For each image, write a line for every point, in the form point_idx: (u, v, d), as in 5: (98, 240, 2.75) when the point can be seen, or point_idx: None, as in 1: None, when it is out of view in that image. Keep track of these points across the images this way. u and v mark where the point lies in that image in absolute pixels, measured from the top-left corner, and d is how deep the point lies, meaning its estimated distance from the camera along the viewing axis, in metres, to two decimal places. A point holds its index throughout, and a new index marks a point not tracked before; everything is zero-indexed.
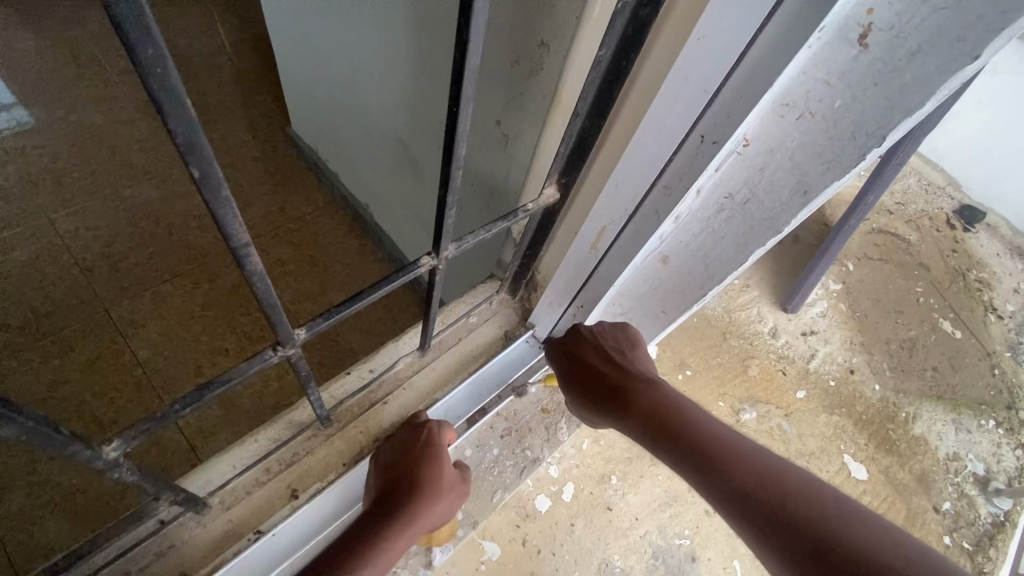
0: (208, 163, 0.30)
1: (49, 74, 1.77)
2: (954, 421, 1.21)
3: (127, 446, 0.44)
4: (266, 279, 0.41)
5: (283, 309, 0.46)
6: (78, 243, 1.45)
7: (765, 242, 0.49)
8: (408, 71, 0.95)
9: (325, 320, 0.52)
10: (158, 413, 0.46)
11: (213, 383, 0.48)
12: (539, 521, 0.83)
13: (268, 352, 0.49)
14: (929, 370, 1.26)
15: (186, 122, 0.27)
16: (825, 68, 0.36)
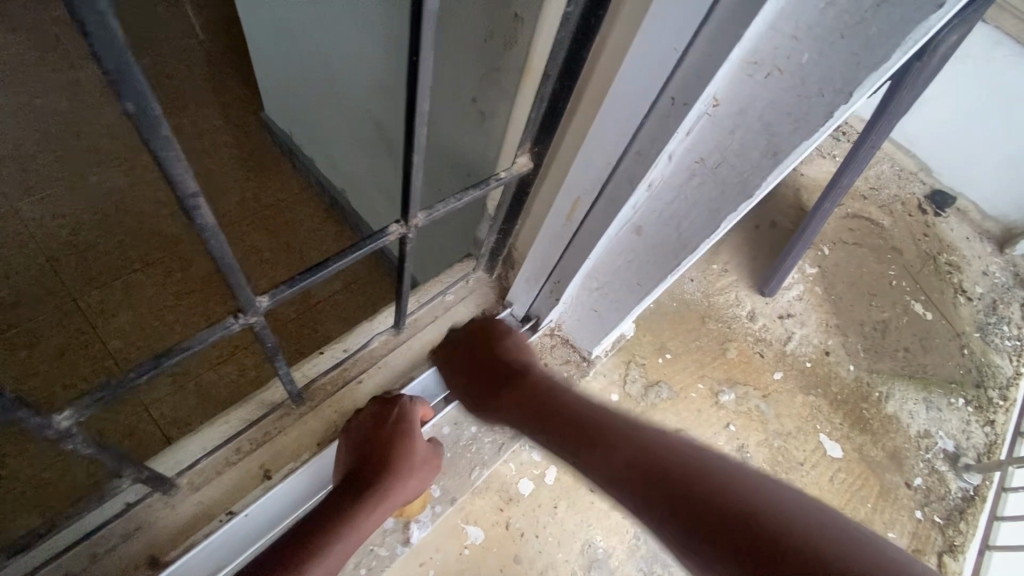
0: (144, 98, 0.29)
1: (9, 56, 1.69)
2: (925, 400, 1.24)
3: (80, 416, 0.44)
4: (219, 234, 0.41)
5: (239, 271, 0.45)
6: (42, 231, 1.40)
7: (737, 207, 0.49)
8: (382, 48, 0.93)
9: (288, 288, 0.52)
10: (117, 381, 0.45)
11: (172, 352, 0.48)
12: (522, 505, 0.82)
13: (230, 320, 0.49)
14: (901, 350, 1.29)
15: (118, 51, 0.27)
16: (793, 22, 0.36)
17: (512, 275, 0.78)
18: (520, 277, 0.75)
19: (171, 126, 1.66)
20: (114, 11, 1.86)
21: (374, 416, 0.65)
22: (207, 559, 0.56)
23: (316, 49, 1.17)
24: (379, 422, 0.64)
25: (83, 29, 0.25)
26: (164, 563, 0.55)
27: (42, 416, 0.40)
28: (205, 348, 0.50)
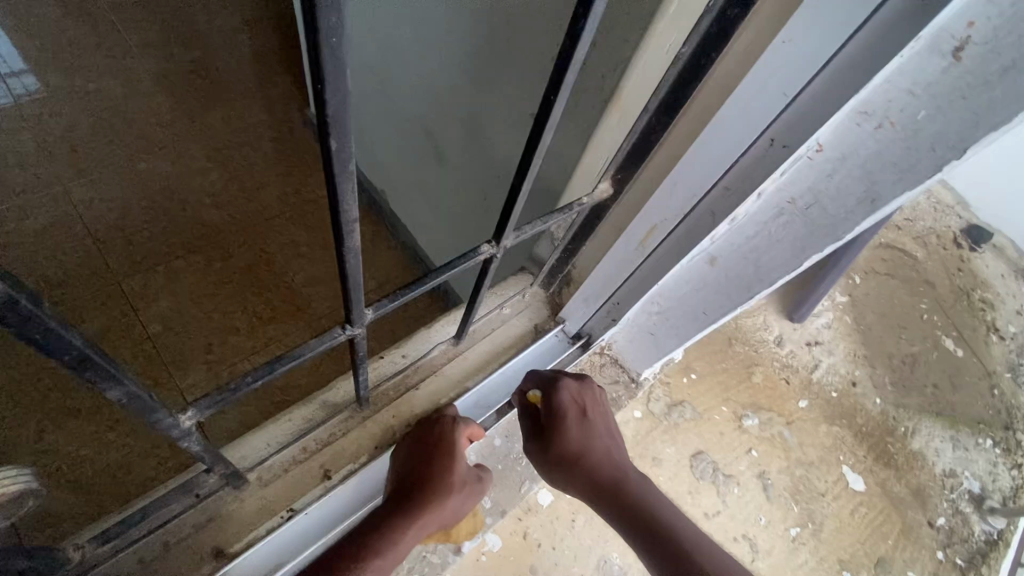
0: (345, 136, 0.30)
1: (69, 42, 1.75)
2: (952, 438, 1.22)
3: (201, 415, 0.45)
4: (357, 256, 0.41)
5: (362, 289, 0.45)
6: (91, 214, 1.44)
7: (823, 248, 0.49)
8: (443, 60, 0.95)
9: (391, 302, 0.52)
10: (233, 385, 0.46)
11: (285, 358, 0.49)
12: (542, 515, 0.85)
13: (337, 331, 0.49)
14: (930, 387, 1.27)
15: (339, 97, 0.27)
16: (912, 79, 0.36)
17: (567, 292, 0.79)
18: (578, 296, 0.76)
19: (219, 119, 1.70)
20: (170, 4, 1.91)
21: (417, 438, 0.65)
22: (269, 552, 0.59)
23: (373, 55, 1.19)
24: (423, 442, 0.65)
25: (316, 73, 0.26)
26: (229, 555, 0.57)
27: (172, 417, 0.42)
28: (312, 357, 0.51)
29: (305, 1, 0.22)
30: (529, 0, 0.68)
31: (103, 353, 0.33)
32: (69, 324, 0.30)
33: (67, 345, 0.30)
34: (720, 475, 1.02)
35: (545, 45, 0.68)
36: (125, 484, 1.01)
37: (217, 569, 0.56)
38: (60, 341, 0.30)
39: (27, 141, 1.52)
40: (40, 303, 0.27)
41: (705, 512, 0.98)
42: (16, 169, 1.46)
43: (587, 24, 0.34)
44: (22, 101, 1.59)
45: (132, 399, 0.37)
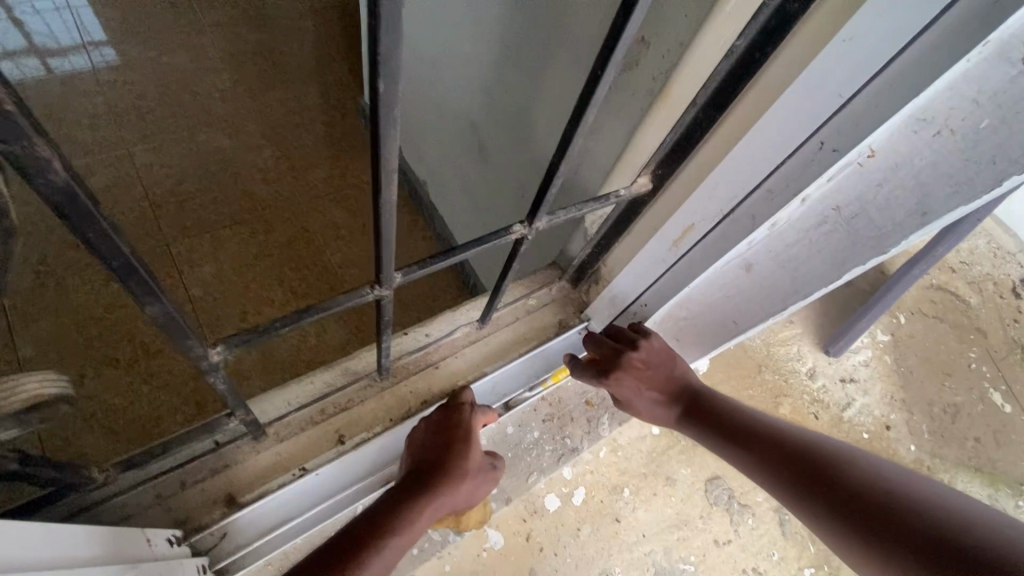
0: (393, 80, 0.31)
1: (147, 14, 1.84)
2: (988, 497, 1.14)
3: (228, 352, 0.48)
4: (391, 211, 0.42)
5: (391, 247, 0.47)
6: (150, 178, 1.52)
7: (866, 260, 0.48)
8: (493, 54, 0.95)
9: (419, 269, 0.53)
10: (259, 327, 0.48)
11: (312, 309, 0.50)
12: (546, 519, 0.84)
13: (365, 290, 0.50)
14: (970, 440, 1.20)
15: (392, 36, 0.28)
16: (978, 86, 0.35)
17: (595, 291, 0.78)
18: (605, 294, 0.75)
19: (276, 100, 1.76)
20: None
21: (433, 423, 0.64)
22: (274, 508, 0.61)
23: (426, 46, 1.21)
24: (437, 430, 0.63)
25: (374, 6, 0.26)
26: (240, 504, 0.59)
27: (201, 347, 0.45)
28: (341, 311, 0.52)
29: None
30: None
31: (145, 265, 0.36)
32: (120, 231, 0.33)
33: (115, 249, 0.33)
34: (735, 504, 0.92)
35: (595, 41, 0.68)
36: (150, 436, 1.06)
37: (228, 514, 0.58)
38: (108, 244, 0.33)
39: (100, 106, 1.61)
40: (94, 202, 0.31)
41: (716, 538, 0.90)
42: (88, 131, 1.55)
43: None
44: (99, 68, 1.68)
45: (169, 319, 0.41)
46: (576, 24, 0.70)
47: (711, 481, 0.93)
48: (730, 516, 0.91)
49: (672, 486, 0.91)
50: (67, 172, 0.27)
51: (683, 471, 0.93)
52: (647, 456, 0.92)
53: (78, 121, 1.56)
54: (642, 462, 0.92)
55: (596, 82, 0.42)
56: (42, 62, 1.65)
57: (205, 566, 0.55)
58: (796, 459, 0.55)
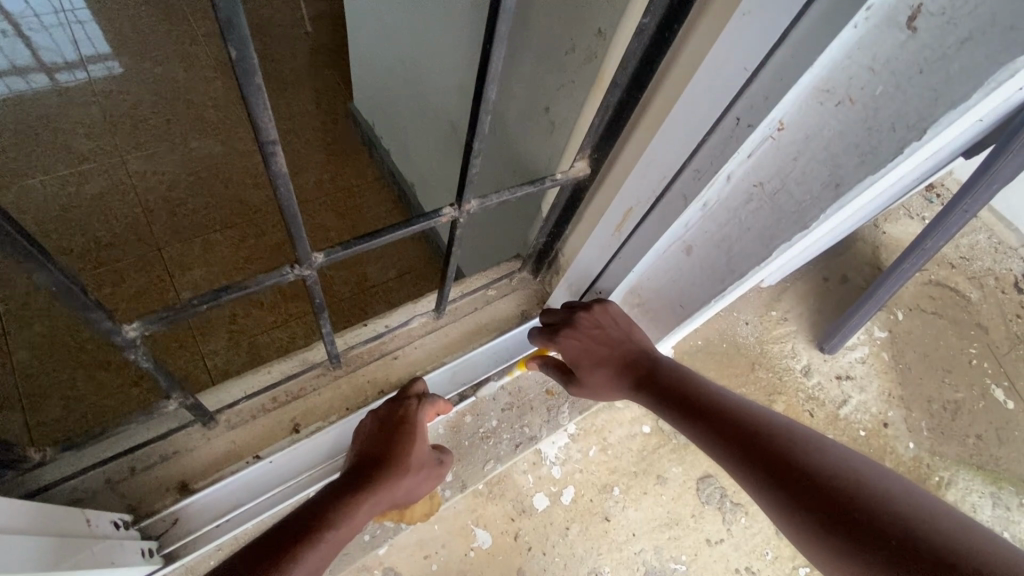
0: (247, 47, 0.31)
1: (141, 24, 1.86)
2: (991, 494, 1.11)
3: (147, 329, 0.50)
4: (289, 184, 0.44)
5: (300, 223, 0.50)
6: (143, 184, 1.54)
7: (791, 237, 0.48)
8: (465, 52, 0.96)
9: (343, 249, 0.56)
10: (180, 305, 0.50)
11: (234, 288, 0.53)
12: (534, 519, 0.84)
13: (287, 269, 0.54)
14: (971, 438, 1.17)
15: (230, 3, 0.29)
16: (870, 54, 0.35)
17: (556, 281, 0.79)
18: (562, 282, 0.76)
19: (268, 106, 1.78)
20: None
21: (379, 418, 0.65)
22: (226, 496, 0.61)
23: (404, 48, 1.22)
24: (382, 424, 0.64)
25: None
26: (192, 490, 0.60)
27: (113, 324, 0.47)
28: (263, 291, 0.55)
29: None
30: None
31: (25, 234, 0.37)
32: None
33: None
34: (728, 502, 0.92)
35: None
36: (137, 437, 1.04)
37: (178, 500, 0.59)
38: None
39: (96, 116, 1.64)
40: None
41: (709, 537, 0.89)
42: (84, 140, 1.59)
43: None
44: (96, 79, 1.71)
45: (62, 289, 0.42)
46: None
47: (703, 479, 0.93)
48: (722, 515, 0.90)
49: (662, 484, 0.91)
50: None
51: (676, 470, 0.93)
52: (636, 455, 0.92)
53: (74, 130, 1.60)
54: (631, 461, 0.92)
55: (488, 57, 0.44)
56: (46, 75, 1.69)
57: (153, 549, 0.56)
58: (738, 427, 0.54)
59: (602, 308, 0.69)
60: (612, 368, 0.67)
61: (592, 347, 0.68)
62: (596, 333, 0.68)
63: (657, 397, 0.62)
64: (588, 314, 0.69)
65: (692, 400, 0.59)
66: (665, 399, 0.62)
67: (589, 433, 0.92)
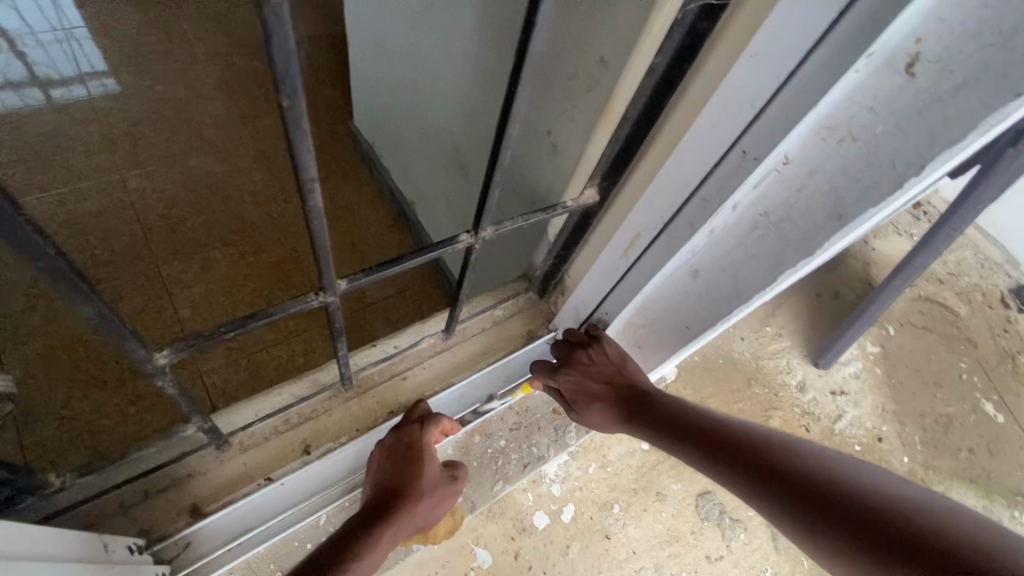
0: (297, 95, 0.33)
1: (143, 43, 1.87)
2: (983, 508, 1.13)
3: (175, 356, 0.52)
4: (321, 217, 0.45)
5: (328, 253, 0.51)
6: (143, 202, 1.55)
7: (796, 263, 0.50)
8: (468, 73, 0.97)
9: (365, 276, 0.58)
10: (206, 331, 0.52)
11: (259, 314, 0.54)
12: (535, 537, 0.84)
13: (311, 296, 0.56)
14: (963, 452, 1.19)
15: (287, 53, 0.31)
16: (871, 95, 0.38)
17: (561, 302, 0.80)
18: (569, 303, 0.77)
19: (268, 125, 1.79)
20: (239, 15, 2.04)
21: (387, 447, 0.67)
22: (239, 518, 0.62)
23: (407, 71, 1.25)
24: (393, 452, 0.66)
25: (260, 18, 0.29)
26: (204, 513, 0.60)
27: (141, 349, 0.47)
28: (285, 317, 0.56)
29: None
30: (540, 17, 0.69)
31: (71, 266, 0.38)
32: None
33: None
34: (727, 519, 0.92)
35: None
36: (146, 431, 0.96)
37: (191, 523, 0.59)
38: None
39: (96, 134, 1.65)
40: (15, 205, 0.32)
41: (709, 554, 0.89)
42: (83, 158, 1.59)
43: None
44: (98, 98, 1.72)
45: (100, 318, 0.43)
46: None
47: (703, 495, 0.94)
48: (721, 532, 0.91)
49: (663, 501, 0.92)
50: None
51: (675, 486, 0.93)
52: (636, 472, 0.93)
53: (73, 148, 1.60)
54: (631, 479, 0.93)
55: (512, 94, 0.46)
56: (46, 93, 1.70)
57: (167, 572, 0.56)
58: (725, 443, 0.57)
59: (597, 345, 0.73)
60: (607, 402, 0.70)
61: (587, 382, 0.72)
62: (590, 369, 0.72)
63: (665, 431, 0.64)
64: (585, 352, 0.73)
65: (699, 434, 0.60)
66: (673, 435, 0.63)
67: (589, 450, 0.92)
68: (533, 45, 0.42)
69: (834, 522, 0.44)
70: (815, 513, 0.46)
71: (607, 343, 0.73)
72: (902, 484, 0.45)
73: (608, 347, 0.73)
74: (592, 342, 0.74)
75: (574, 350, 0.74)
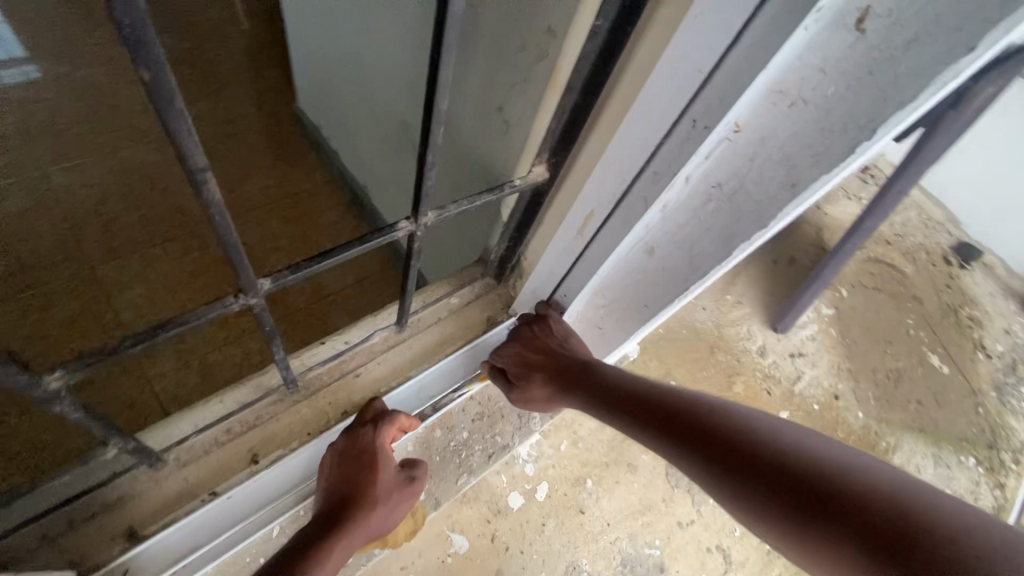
0: (163, 67, 0.28)
1: (55, 25, 1.70)
2: (934, 455, 1.19)
3: (71, 377, 0.44)
4: (224, 210, 0.41)
5: (241, 251, 0.46)
6: (71, 199, 1.43)
7: (750, 235, 0.48)
8: (409, 42, 0.90)
9: (291, 274, 0.53)
10: (109, 347, 0.45)
11: (173, 322, 0.48)
12: (509, 519, 0.83)
13: (229, 299, 0.51)
14: (913, 403, 1.24)
15: (135, 15, 0.26)
16: (820, 55, 0.35)
17: (519, 286, 0.77)
18: (525, 288, 0.75)
19: (206, 108, 1.66)
20: None
21: (340, 451, 0.64)
22: (182, 538, 0.58)
23: (349, 45, 1.17)
24: (345, 455, 0.63)
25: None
26: (141, 537, 0.56)
27: (30, 380, 0.40)
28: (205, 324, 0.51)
29: None
30: None
31: None
32: None
33: None
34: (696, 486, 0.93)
35: None
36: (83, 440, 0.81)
37: (126, 550, 0.54)
38: None
39: (12, 128, 1.50)
40: None
41: (680, 520, 0.90)
42: None
43: None
44: (11, 89, 1.57)
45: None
46: None
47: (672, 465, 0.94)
48: (691, 498, 0.92)
49: (634, 472, 0.92)
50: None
51: (645, 458, 0.93)
52: (606, 446, 0.93)
53: None
54: (602, 453, 0.92)
55: (437, 66, 0.42)
56: None
57: None
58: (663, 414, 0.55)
59: (543, 322, 0.73)
60: (546, 371, 0.70)
61: (527, 354, 0.72)
62: (532, 342, 0.72)
63: (602, 401, 0.63)
64: (530, 328, 0.73)
65: (626, 399, 0.60)
66: (609, 406, 0.62)
67: (559, 428, 0.92)
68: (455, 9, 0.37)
69: (749, 480, 0.44)
70: (738, 477, 0.45)
71: (554, 323, 0.73)
72: (827, 440, 0.44)
73: (556, 325, 0.73)
74: (538, 319, 0.73)
75: (523, 327, 0.75)
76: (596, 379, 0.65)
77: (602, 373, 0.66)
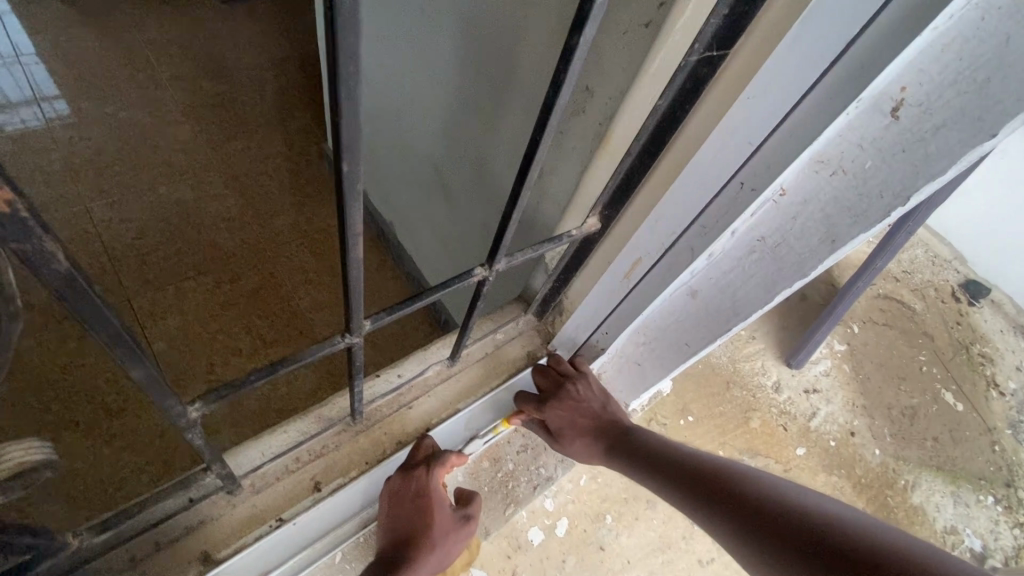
0: (355, 160, 0.35)
1: (100, 68, 1.79)
2: (952, 494, 1.20)
3: (206, 408, 0.50)
4: (359, 267, 0.47)
5: (360, 300, 0.51)
6: (110, 233, 1.46)
7: (792, 283, 0.54)
8: (442, 94, 0.95)
9: (387, 315, 0.59)
10: (237, 381, 0.52)
11: (286, 361, 0.55)
12: (531, 555, 0.85)
13: (337, 339, 0.56)
14: (930, 440, 1.26)
15: (351, 127, 0.33)
16: (858, 134, 0.42)
17: (560, 322, 0.83)
18: (568, 324, 0.80)
19: (239, 148, 1.73)
20: (196, 32, 1.95)
21: (396, 492, 0.67)
22: (251, 562, 0.61)
23: (378, 95, 1.21)
24: (400, 497, 0.67)
25: (334, 105, 0.31)
26: (216, 560, 0.59)
27: (180, 406, 0.47)
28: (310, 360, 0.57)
29: (330, 53, 0.28)
30: (524, 44, 0.70)
31: (131, 334, 0.38)
32: (111, 308, 0.36)
33: (106, 321, 0.35)
34: None
35: (536, 65, 0.69)
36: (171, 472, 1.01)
37: (204, 573, 0.58)
38: (100, 316, 0.35)
39: (56, 163, 1.55)
40: (90, 282, 0.33)
41: (700, 558, 0.92)
42: (41, 188, 1.49)
43: (567, 72, 0.41)
44: (56, 126, 1.62)
45: (147, 380, 0.42)
46: (523, 64, 0.72)
47: None
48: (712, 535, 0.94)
49: (653, 508, 0.93)
50: (69, 262, 0.30)
51: None
52: (625, 482, 0.95)
53: (32, 179, 1.49)
54: (621, 488, 0.94)
55: (534, 142, 0.48)
56: None
57: None
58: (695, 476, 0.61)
59: (583, 380, 0.79)
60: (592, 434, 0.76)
61: (575, 416, 0.77)
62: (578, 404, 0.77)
63: (646, 469, 0.67)
64: (573, 387, 0.78)
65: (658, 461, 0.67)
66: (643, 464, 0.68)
67: (581, 463, 0.94)
68: (561, 101, 0.43)
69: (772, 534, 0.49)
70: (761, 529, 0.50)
71: (591, 380, 0.79)
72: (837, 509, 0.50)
73: (595, 384, 0.79)
74: (579, 377, 0.79)
75: (565, 384, 0.78)
76: (635, 445, 0.71)
77: (640, 437, 0.73)
